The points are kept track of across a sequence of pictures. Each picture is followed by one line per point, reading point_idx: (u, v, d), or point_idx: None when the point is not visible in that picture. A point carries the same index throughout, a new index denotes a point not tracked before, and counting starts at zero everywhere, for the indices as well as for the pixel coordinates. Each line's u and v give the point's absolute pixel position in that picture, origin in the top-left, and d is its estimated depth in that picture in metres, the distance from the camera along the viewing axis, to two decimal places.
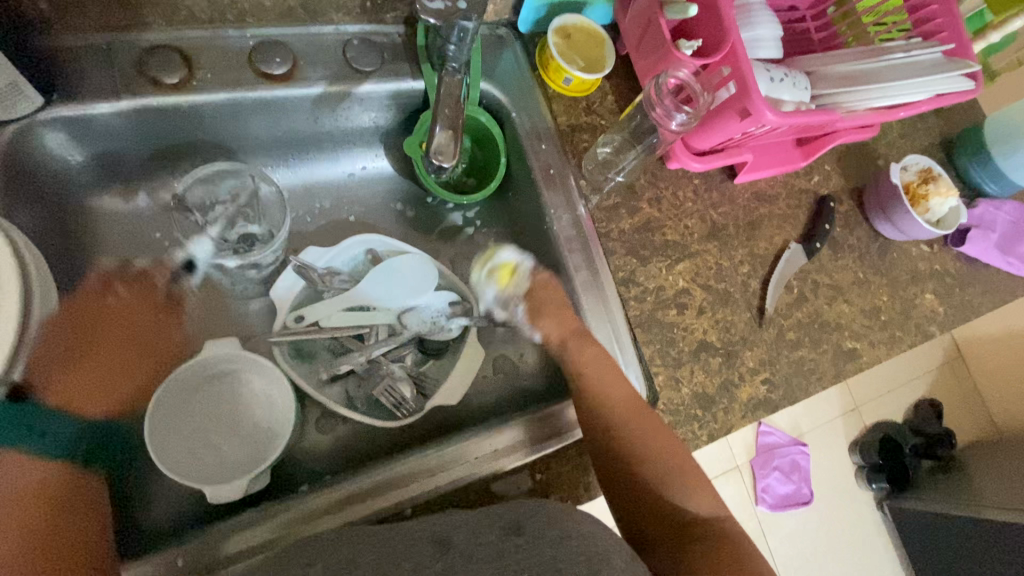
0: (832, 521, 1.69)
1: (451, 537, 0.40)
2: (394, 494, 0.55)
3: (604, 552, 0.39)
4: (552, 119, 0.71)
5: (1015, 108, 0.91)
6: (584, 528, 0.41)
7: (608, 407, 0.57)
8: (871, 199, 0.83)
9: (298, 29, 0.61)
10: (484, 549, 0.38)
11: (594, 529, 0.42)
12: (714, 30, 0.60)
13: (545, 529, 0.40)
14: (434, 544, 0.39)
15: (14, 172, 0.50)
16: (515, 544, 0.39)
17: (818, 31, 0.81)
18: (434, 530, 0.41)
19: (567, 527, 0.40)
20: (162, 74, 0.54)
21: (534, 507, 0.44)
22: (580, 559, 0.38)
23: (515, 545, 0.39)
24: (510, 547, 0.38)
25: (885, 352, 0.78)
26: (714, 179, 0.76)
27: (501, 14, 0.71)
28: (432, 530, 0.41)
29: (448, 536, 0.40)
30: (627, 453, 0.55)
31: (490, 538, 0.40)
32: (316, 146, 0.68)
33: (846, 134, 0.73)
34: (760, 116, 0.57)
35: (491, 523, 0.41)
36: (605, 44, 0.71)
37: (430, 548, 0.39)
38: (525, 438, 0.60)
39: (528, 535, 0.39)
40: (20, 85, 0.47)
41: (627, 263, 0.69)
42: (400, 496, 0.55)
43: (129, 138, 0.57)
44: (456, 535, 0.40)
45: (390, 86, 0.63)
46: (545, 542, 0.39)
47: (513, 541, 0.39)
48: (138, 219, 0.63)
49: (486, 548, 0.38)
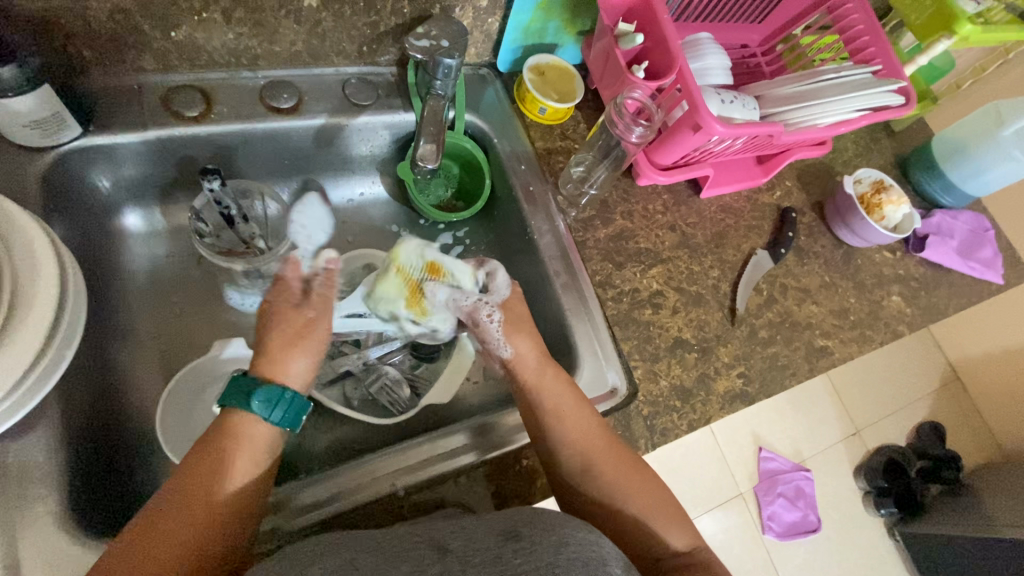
0: (843, 549, 1.65)
1: (448, 545, 0.41)
2: (387, 480, 0.58)
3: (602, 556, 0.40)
4: (529, 144, 0.79)
5: (958, 126, 1.00)
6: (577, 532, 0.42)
7: (589, 413, 0.59)
8: (831, 211, 0.90)
9: (302, 71, 0.69)
10: (482, 554, 0.39)
11: (592, 532, 0.42)
12: (663, 57, 0.68)
13: (540, 534, 0.41)
14: (433, 550, 0.39)
15: (54, 192, 0.58)
16: (515, 549, 0.39)
17: (768, 65, 0.92)
18: (430, 540, 0.41)
19: (565, 532, 0.41)
20: (185, 108, 0.63)
21: (532, 514, 0.44)
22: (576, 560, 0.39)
23: (514, 552, 0.39)
24: (508, 553, 0.39)
25: (856, 350, 0.82)
26: (682, 195, 0.83)
27: (482, 56, 0.80)
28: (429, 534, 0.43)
29: (445, 543, 0.41)
30: (603, 460, 0.57)
31: (487, 545, 0.40)
32: (319, 172, 0.75)
33: (801, 150, 0.81)
34: (709, 128, 0.64)
35: (486, 530, 0.42)
36: (576, 79, 0.80)
37: (429, 550, 0.40)
38: (498, 433, 0.63)
39: (527, 540, 0.40)
40: (62, 114, 0.54)
41: (603, 268, 0.74)
42: (393, 481, 0.58)
43: (152, 164, 0.64)
44: (453, 542, 0.41)
45: (385, 118, 0.72)
46: (541, 547, 0.40)
47: (511, 547, 0.39)
48: (155, 238, 0.69)
49: (482, 554, 0.39)
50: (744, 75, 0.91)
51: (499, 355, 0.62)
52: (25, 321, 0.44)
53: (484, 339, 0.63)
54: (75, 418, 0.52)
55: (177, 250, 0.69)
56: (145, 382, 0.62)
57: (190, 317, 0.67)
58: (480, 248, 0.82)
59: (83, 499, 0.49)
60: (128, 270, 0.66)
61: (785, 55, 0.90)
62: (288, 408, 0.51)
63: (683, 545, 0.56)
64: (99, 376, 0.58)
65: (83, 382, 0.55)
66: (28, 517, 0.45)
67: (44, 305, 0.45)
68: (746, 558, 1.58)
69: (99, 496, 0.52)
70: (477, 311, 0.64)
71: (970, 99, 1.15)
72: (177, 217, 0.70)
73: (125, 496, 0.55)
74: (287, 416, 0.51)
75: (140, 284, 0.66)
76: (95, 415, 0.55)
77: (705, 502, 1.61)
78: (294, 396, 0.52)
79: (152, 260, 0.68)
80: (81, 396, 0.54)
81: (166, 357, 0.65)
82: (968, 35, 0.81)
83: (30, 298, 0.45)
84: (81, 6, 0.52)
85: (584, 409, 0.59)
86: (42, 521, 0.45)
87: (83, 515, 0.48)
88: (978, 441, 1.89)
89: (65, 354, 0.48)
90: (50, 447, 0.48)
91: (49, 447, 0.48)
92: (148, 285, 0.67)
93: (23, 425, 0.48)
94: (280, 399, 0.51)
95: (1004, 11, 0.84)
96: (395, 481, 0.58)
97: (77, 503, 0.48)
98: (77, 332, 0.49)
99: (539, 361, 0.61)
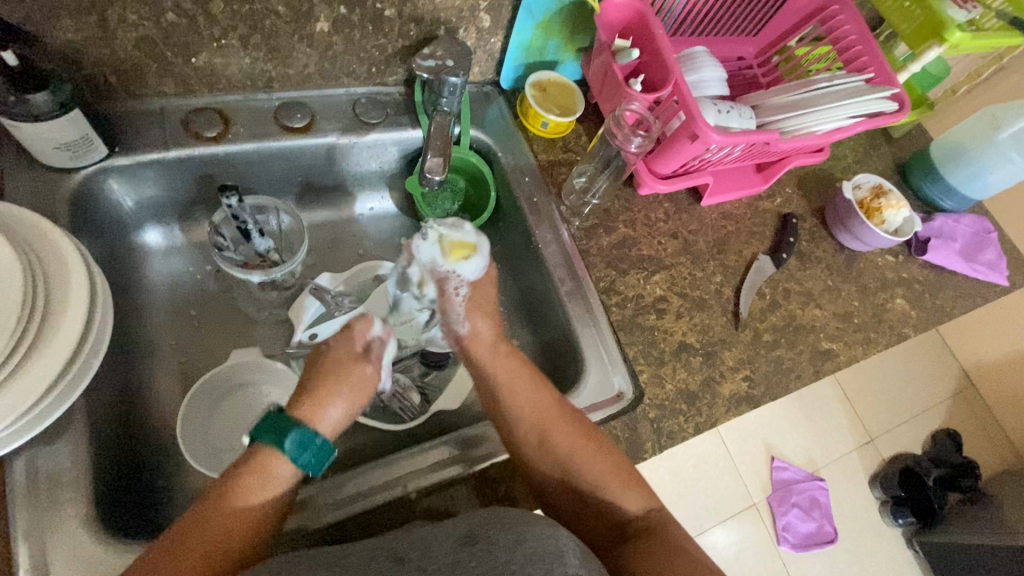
0: (861, 560, 1.62)
1: (406, 555, 0.44)
2: (402, 481, 0.60)
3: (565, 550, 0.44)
4: (533, 157, 0.81)
5: (956, 130, 1.01)
6: (538, 529, 0.45)
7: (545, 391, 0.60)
8: (831, 216, 0.91)
9: (315, 92, 0.72)
10: (437, 562, 0.43)
11: (549, 528, 0.46)
12: (659, 70, 0.71)
13: (498, 535, 0.45)
14: (389, 561, 0.43)
15: (82, 210, 0.61)
16: (470, 553, 0.43)
17: (764, 76, 0.94)
18: (392, 547, 0.45)
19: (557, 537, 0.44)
20: (204, 129, 0.66)
21: (493, 515, 0.48)
22: (531, 556, 0.42)
23: (470, 555, 0.43)
24: (464, 556, 0.43)
25: (861, 353, 0.83)
26: (683, 204, 0.85)
27: (486, 74, 0.83)
28: (389, 547, 0.45)
29: (403, 553, 0.44)
30: (559, 429, 0.57)
31: (445, 550, 0.44)
32: (330, 189, 0.78)
33: (798, 157, 0.83)
34: (707, 137, 0.66)
35: (445, 537, 0.46)
36: (576, 94, 0.83)
37: (383, 565, 0.43)
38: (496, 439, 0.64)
39: (481, 543, 0.44)
40: (91, 137, 0.57)
41: (607, 275, 0.76)
42: (407, 482, 0.60)
43: (174, 183, 0.67)
44: (411, 552, 0.44)
45: (394, 134, 0.75)
46: (500, 546, 0.43)
47: (467, 551, 0.43)
48: (174, 254, 0.72)
49: (441, 560, 0.43)
50: (740, 86, 0.93)
51: (457, 330, 0.60)
52: (57, 330, 0.47)
53: (444, 311, 0.60)
54: (100, 425, 0.54)
55: (195, 265, 0.72)
56: (165, 392, 0.65)
57: (208, 329, 0.70)
58: None
59: (108, 504, 0.51)
60: (149, 285, 0.69)
61: (780, 66, 0.93)
62: (313, 452, 0.49)
63: (636, 509, 0.58)
64: (123, 386, 0.60)
65: (109, 391, 0.57)
66: (56, 519, 0.47)
67: (74, 316, 0.48)
68: (762, 571, 1.56)
69: (121, 503, 0.53)
70: (446, 280, 0.58)
71: (967, 104, 1.16)
72: (195, 233, 0.73)
73: (147, 506, 0.57)
74: (313, 461, 0.49)
75: (161, 297, 0.69)
76: (120, 424, 0.58)
77: (718, 512, 1.59)
78: (323, 441, 0.49)
79: (171, 275, 0.71)
80: (106, 404, 0.56)
81: (185, 367, 0.67)
82: (959, 42, 0.82)
83: (61, 310, 0.47)
84: (109, 37, 0.56)
85: (540, 381, 0.60)
86: (70, 523, 0.47)
87: (108, 518, 0.50)
88: (996, 447, 1.86)
89: (93, 363, 0.50)
90: (77, 453, 0.50)
91: (75, 453, 0.50)
92: (169, 298, 0.70)
93: (51, 431, 0.50)
94: (306, 441, 0.48)
95: (996, 17, 0.86)
96: (408, 484, 0.60)
97: (102, 510, 0.50)
98: (104, 343, 0.51)
99: (494, 341, 0.60)
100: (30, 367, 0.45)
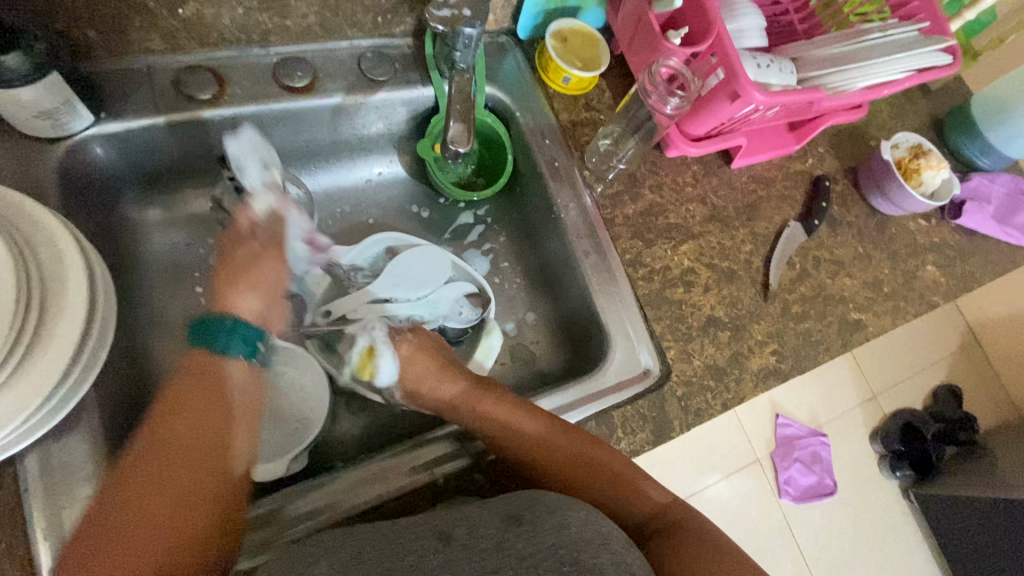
0: (858, 512, 1.67)
1: (452, 531, 0.42)
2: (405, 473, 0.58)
3: (606, 538, 0.43)
4: (553, 116, 0.75)
5: (1000, 83, 0.94)
6: (582, 516, 0.44)
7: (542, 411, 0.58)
8: (865, 178, 0.86)
9: (315, 46, 0.65)
10: (486, 540, 0.41)
11: (589, 513, 0.44)
12: (700, 20, 0.64)
13: (542, 518, 0.43)
14: (436, 539, 0.41)
15: (73, 186, 0.56)
16: (516, 534, 0.41)
17: (801, 24, 0.84)
18: (434, 525, 0.43)
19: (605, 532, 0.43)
20: (197, 91, 0.60)
21: (533, 498, 0.46)
22: (581, 540, 0.41)
23: (516, 535, 0.41)
24: (510, 537, 0.41)
25: (890, 322, 0.80)
26: (712, 166, 0.80)
27: (501, 23, 0.75)
28: (431, 525, 0.44)
29: (447, 530, 0.43)
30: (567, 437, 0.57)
31: (491, 530, 0.42)
32: (335, 154, 0.73)
33: (836, 115, 0.77)
34: (748, 96, 0.61)
35: (491, 514, 0.44)
36: (600, 46, 0.76)
37: (431, 542, 0.41)
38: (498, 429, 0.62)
39: (527, 525, 0.42)
40: (73, 102, 0.51)
41: (633, 246, 0.72)
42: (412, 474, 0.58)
43: (169, 150, 0.62)
44: (457, 529, 0.42)
45: (403, 94, 0.68)
46: (545, 530, 0.42)
47: (514, 531, 0.42)
48: (173, 229, 0.67)
49: (486, 540, 0.41)
50: (776, 34, 0.85)
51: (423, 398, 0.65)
52: (59, 323, 0.44)
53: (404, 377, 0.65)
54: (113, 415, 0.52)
55: (197, 240, 0.68)
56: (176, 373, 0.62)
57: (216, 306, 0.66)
58: (503, 228, 0.80)
59: None
60: (148, 262, 0.65)
61: (818, 14, 0.83)
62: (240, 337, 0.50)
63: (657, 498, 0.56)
64: (131, 370, 0.58)
65: (117, 378, 0.55)
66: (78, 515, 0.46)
67: (76, 305, 0.44)
68: (763, 523, 1.61)
69: None
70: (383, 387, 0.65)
71: (1012, 54, 1.08)
72: (193, 205, 0.68)
73: None
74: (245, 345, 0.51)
75: (163, 275, 0.65)
76: (131, 412, 0.55)
77: (721, 468, 1.63)
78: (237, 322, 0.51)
79: (173, 250, 0.67)
80: (116, 392, 0.54)
81: None
82: None
83: (60, 300, 0.44)
84: None
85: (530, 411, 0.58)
86: None
87: None
88: (995, 401, 1.88)
89: (100, 355, 0.47)
90: (91, 446, 0.48)
91: (90, 446, 0.48)
92: (171, 275, 0.66)
93: (62, 426, 0.48)
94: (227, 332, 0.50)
95: None
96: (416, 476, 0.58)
97: None
98: (110, 332, 0.48)
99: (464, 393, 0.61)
100: (33, 365, 0.42)
